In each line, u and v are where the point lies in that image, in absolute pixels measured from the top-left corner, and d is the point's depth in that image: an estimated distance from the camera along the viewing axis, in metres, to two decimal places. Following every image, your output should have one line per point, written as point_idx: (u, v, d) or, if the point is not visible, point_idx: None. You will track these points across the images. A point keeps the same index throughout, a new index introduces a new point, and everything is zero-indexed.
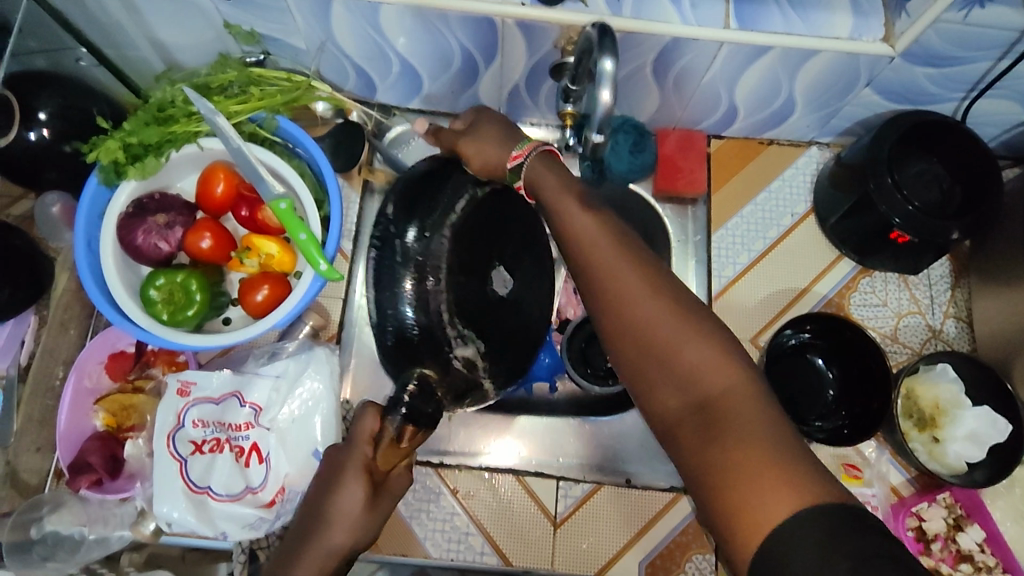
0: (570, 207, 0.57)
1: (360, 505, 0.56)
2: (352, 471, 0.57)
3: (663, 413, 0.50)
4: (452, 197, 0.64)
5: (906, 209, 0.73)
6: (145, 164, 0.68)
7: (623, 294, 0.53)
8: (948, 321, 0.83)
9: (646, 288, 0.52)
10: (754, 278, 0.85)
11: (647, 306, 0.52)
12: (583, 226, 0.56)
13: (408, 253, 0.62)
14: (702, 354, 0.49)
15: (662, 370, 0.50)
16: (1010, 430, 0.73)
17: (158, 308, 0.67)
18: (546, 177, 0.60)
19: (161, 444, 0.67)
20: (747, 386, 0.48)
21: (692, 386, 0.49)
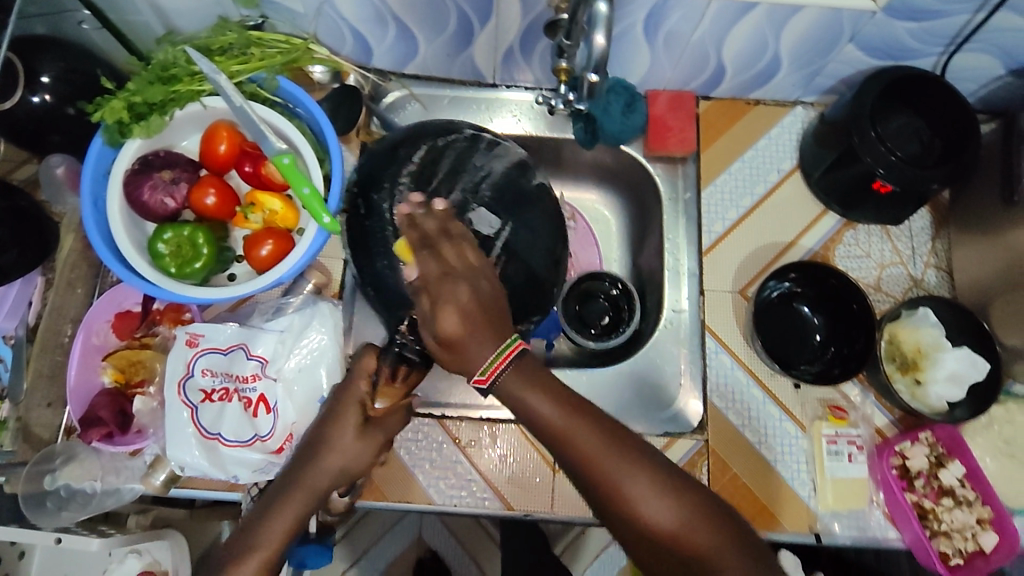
0: (534, 399, 0.56)
1: (359, 432, 0.63)
2: (349, 407, 0.64)
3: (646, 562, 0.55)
4: (408, 151, 0.72)
5: (889, 159, 0.76)
6: (149, 122, 0.70)
7: (595, 462, 0.55)
8: (929, 271, 0.86)
9: (604, 451, 0.55)
10: (743, 233, 0.88)
11: (625, 480, 0.54)
12: (553, 422, 0.56)
13: (375, 208, 0.70)
14: (685, 519, 0.54)
15: (649, 536, 0.54)
16: (987, 369, 0.76)
17: (166, 261, 0.68)
18: (513, 386, 0.57)
19: (172, 391, 0.68)
20: (732, 539, 0.54)
21: (681, 557, 0.54)
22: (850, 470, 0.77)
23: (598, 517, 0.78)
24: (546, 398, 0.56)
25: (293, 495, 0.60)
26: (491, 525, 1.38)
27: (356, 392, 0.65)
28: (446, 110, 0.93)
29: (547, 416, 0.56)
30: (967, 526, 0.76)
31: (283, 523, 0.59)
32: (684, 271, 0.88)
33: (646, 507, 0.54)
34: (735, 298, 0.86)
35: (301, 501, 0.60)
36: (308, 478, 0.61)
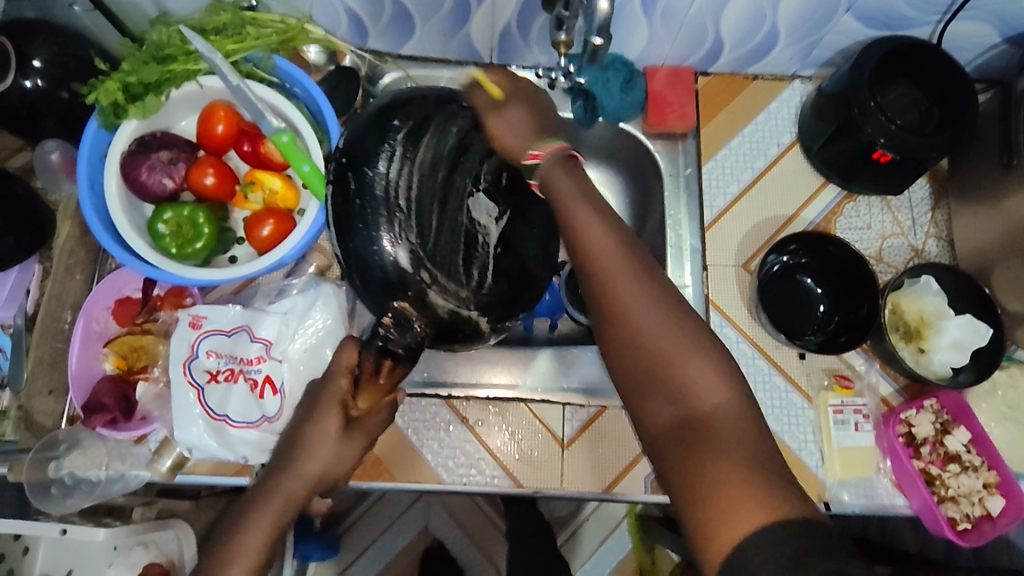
0: (579, 195, 0.56)
1: (338, 434, 0.61)
2: (326, 406, 0.61)
3: (650, 422, 0.52)
4: (404, 119, 0.64)
5: (889, 128, 0.75)
6: (145, 102, 0.69)
7: (619, 294, 0.53)
8: (929, 241, 0.87)
9: (652, 288, 0.53)
10: (744, 208, 0.88)
11: (645, 311, 0.52)
12: (591, 224, 0.55)
13: (370, 185, 0.61)
14: (700, 367, 0.51)
15: (654, 377, 0.52)
16: (991, 333, 0.77)
17: (166, 241, 0.68)
18: (562, 191, 0.57)
19: (177, 371, 0.68)
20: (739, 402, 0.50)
21: (686, 400, 0.50)
22: (856, 439, 0.78)
23: (608, 491, 0.77)
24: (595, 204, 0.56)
25: (270, 503, 0.59)
26: (496, 514, 1.37)
27: (334, 391, 0.62)
28: None
29: (579, 212, 0.55)
30: (973, 491, 0.76)
31: (257, 537, 0.57)
32: (687, 249, 0.87)
33: (662, 340, 0.52)
34: (737, 272, 0.86)
35: (279, 510, 0.59)
36: (281, 486, 0.59)
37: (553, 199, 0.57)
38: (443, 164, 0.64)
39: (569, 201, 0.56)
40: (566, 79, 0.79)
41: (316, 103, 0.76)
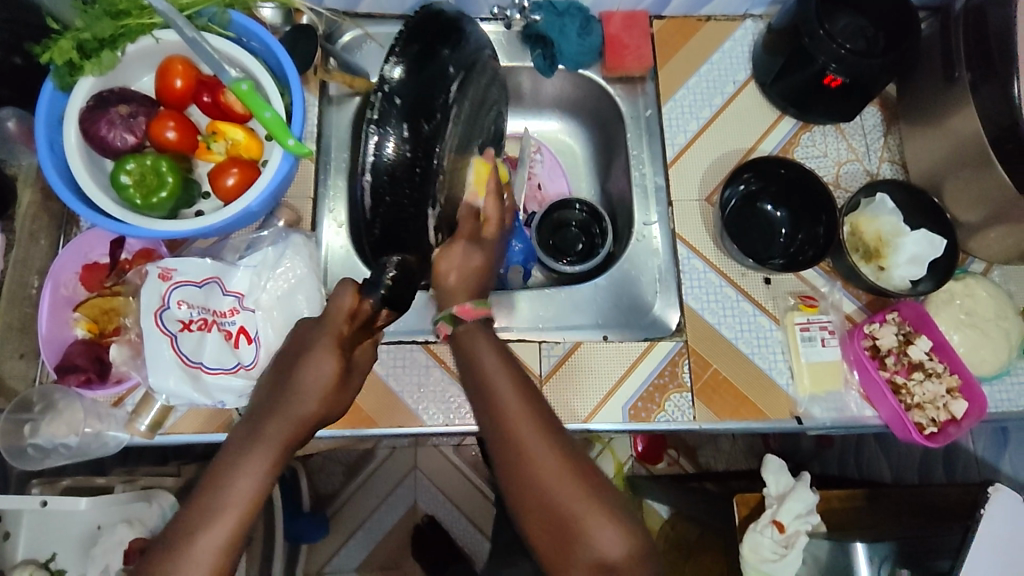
0: (498, 365, 0.59)
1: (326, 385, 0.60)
2: (325, 347, 0.60)
3: None
4: (449, 61, 0.64)
5: (837, 52, 0.78)
6: (101, 58, 0.69)
7: (525, 444, 0.55)
8: (883, 165, 0.90)
9: (556, 449, 0.55)
10: (706, 142, 0.90)
11: (566, 478, 0.54)
12: (514, 397, 0.57)
13: (417, 120, 0.60)
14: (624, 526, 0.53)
15: (576, 543, 0.53)
16: (945, 245, 0.80)
17: (131, 192, 0.66)
18: (475, 342, 0.61)
19: (149, 321, 0.67)
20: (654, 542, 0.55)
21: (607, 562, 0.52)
22: (824, 354, 0.80)
23: (586, 422, 0.79)
24: (515, 376, 0.59)
25: (257, 451, 0.57)
26: (486, 485, 1.38)
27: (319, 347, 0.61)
28: None
29: (494, 378, 0.58)
30: (938, 396, 0.79)
31: (249, 481, 0.55)
32: (651, 190, 0.90)
33: (580, 510, 0.53)
34: (701, 206, 0.87)
35: (270, 458, 0.57)
36: (268, 432, 0.58)
37: (466, 356, 0.61)
38: (469, 115, 0.68)
39: (491, 376, 0.58)
40: (520, 15, 0.91)
41: (274, 55, 0.76)
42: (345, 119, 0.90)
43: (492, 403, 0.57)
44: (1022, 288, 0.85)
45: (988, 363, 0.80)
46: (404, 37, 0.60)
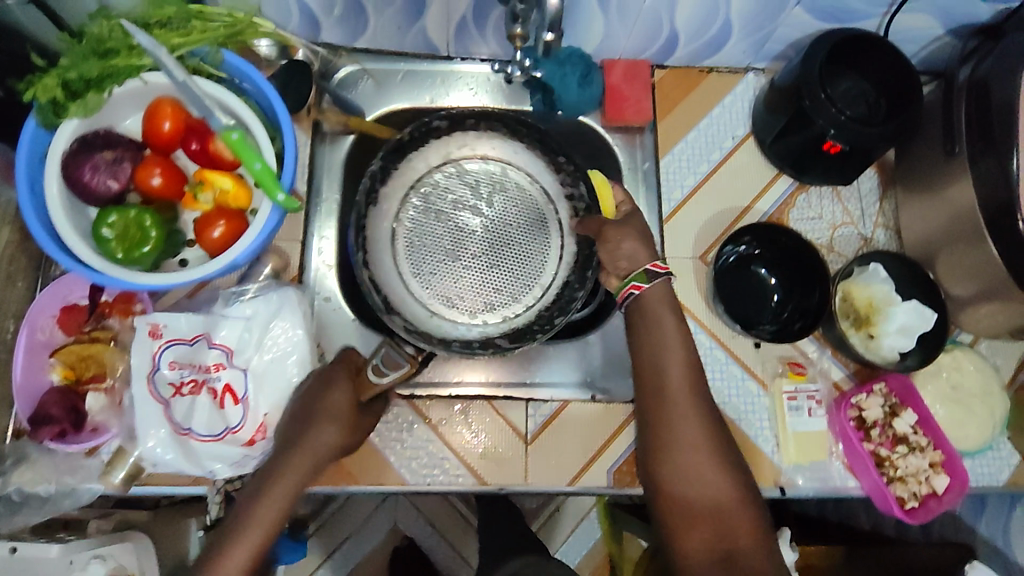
0: (679, 356, 0.70)
1: (335, 446, 0.65)
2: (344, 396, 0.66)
3: (691, 552, 0.63)
4: None
5: (838, 118, 0.77)
6: (86, 100, 0.66)
7: (676, 400, 0.68)
8: (878, 231, 0.90)
9: (700, 413, 0.68)
10: (702, 199, 0.89)
11: (707, 463, 0.66)
12: (681, 390, 0.69)
13: None
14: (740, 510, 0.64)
15: (702, 523, 0.64)
16: (935, 318, 0.80)
17: (112, 246, 0.64)
18: (652, 307, 0.72)
19: (139, 385, 0.67)
20: (763, 532, 0.64)
21: (725, 539, 0.63)
22: (811, 424, 0.80)
23: (572, 485, 0.78)
24: (695, 383, 0.69)
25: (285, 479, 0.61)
26: (467, 511, 1.38)
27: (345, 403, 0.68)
28: (400, 86, 0.91)
29: (665, 348, 0.70)
30: (920, 470, 0.79)
31: (273, 506, 0.60)
32: None
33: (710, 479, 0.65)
34: (695, 264, 0.87)
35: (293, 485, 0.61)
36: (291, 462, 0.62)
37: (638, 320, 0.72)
38: None
39: (668, 364, 0.70)
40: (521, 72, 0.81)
41: (267, 98, 0.74)
42: (338, 158, 0.89)
43: (667, 391, 0.69)
44: (1009, 362, 0.85)
45: (971, 438, 0.81)
46: None
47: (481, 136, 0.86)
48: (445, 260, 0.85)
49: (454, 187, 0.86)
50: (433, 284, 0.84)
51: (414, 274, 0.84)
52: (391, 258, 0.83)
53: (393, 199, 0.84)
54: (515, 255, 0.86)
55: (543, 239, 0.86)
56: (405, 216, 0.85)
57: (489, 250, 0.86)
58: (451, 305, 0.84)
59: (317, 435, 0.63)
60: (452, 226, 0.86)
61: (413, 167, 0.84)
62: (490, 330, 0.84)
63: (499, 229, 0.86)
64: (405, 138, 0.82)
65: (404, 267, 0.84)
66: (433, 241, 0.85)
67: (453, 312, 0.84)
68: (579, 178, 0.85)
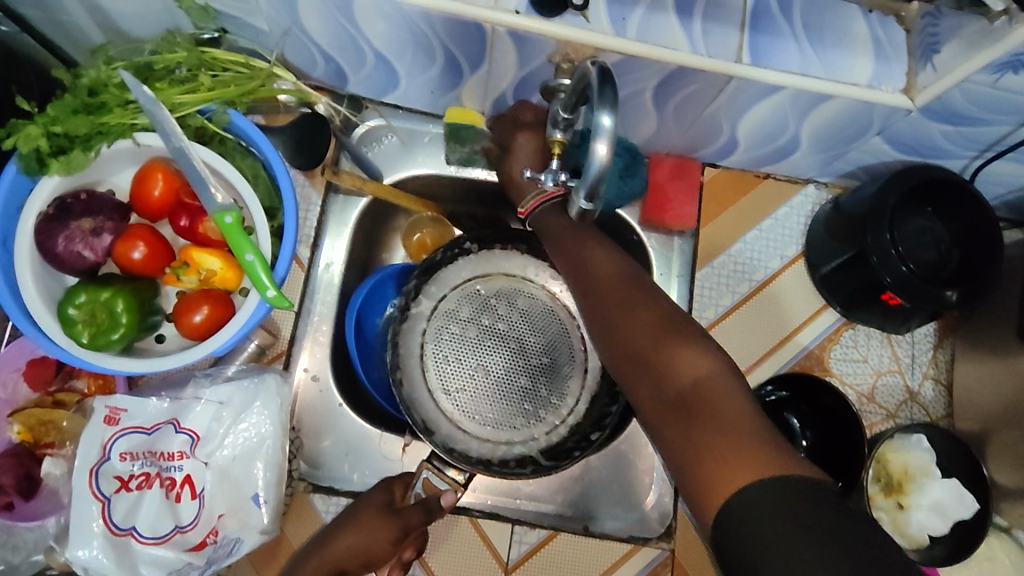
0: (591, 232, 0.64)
1: (358, 557, 0.65)
2: (371, 506, 0.67)
3: (645, 406, 0.54)
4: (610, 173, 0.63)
5: (900, 270, 0.69)
6: (69, 157, 0.59)
7: (598, 272, 0.61)
8: (926, 384, 0.81)
9: (629, 279, 0.60)
10: (737, 322, 0.81)
11: (634, 315, 0.57)
12: (592, 261, 0.62)
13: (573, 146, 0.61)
14: (681, 350, 0.53)
15: (638, 371, 0.54)
16: (976, 506, 0.71)
17: (78, 328, 0.59)
18: (550, 215, 0.66)
19: (82, 480, 0.60)
20: (718, 370, 0.52)
21: (669, 383, 0.52)
22: None
23: None
24: (604, 248, 0.63)
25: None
26: None
27: (375, 542, 0.65)
28: (427, 149, 0.83)
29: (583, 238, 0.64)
30: None
31: None
32: None
33: (646, 334, 0.55)
34: None
35: None
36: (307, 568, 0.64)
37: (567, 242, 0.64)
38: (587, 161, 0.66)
39: (580, 241, 0.63)
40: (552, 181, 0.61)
41: (273, 168, 0.67)
42: (346, 223, 0.81)
43: (584, 264, 0.63)
44: None
45: None
46: (572, 101, 0.60)
47: (507, 253, 0.80)
48: (475, 370, 0.77)
49: (471, 305, 0.79)
50: (461, 397, 0.77)
51: (441, 386, 0.76)
52: (418, 371, 0.76)
53: (425, 312, 0.78)
54: (542, 370, 0.78)
55: (570, 356, 0.79)
56: (436, 327, 0.77)
57: (521, 365, 0.78)
58: (480, 421, 0.76)
59: (337, 545, 0.65)
60: (485, 335, 0.78)
61: (444, 282, 0.79)
62: (525, 448, 0.77)
63: (526, 344, 0.78)
64: (437, 255, 0.78)
65: (432, 377, 0.77)
66: (458, 357, 0.77)
67: (489, 432, 0.76)
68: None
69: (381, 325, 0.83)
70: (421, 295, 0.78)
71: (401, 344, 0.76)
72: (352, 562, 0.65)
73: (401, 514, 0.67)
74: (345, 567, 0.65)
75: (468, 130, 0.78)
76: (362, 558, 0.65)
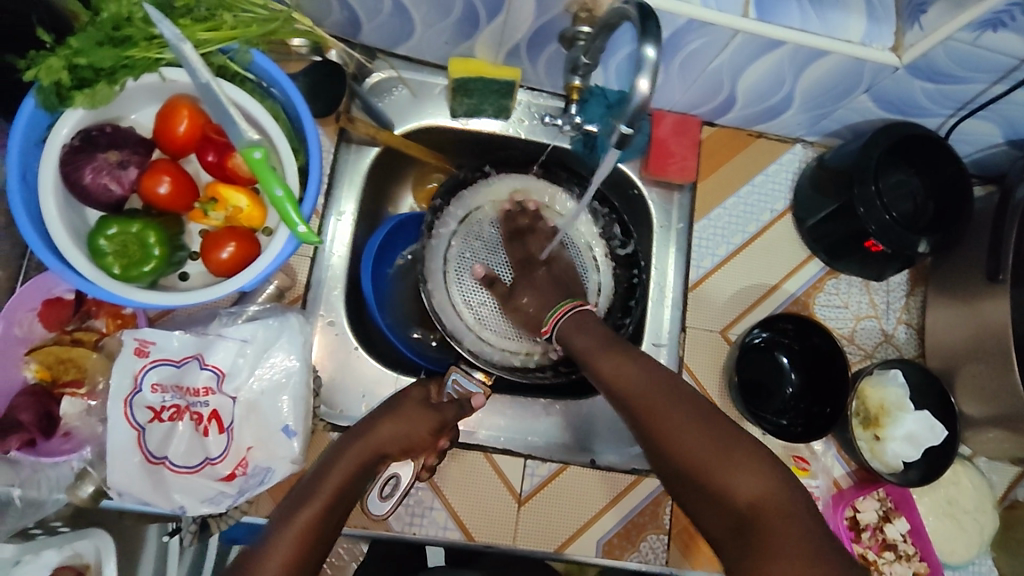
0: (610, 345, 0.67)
1: (399, 443, 0.68)
2: (412, 398, 0.71)
3: (717, 535, 0.56)
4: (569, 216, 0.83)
5: (883, 218, 0.74)
6: (94, 90, 0.58)
7: (617, 385, 0.64)
8: (900, 327, 0.88)
9: (648, 383, 0.63)
10: (729, 273, 0.87)
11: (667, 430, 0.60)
12: (620, 381, 0.64)
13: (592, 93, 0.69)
14: (734, 464, 0.56)
15: (696, 494, 0.58)
16: (945, 434, 0.79)
17: (108, 261, 0.59)
18: (570, 323, 0.71)
19: (116, 408, 0.61)
20: (761, 475, 0.56)
21: (725, 502, 0.56)
22: None
23: (559, 551, 0.77)
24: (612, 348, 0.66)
25: (351, 453, 0.65)
26: None
27: (417, 427, 0.69)
28: (436, 101, 0.85)
29: (592, 341, 0.68)
30: None
31: (337, 475, 0.63)
32: (668, 301, 0.86)
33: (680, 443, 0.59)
34: (717, 339, 0.85)
35: (356, 458, 0.65)
36: (352, 447, 0.66)
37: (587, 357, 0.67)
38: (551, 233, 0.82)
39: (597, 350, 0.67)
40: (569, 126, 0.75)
41: (295, 108, 0.68)
42: (359, 172, 0.82)
43: (614, 384, 0.64)
44: (1003, 479, 0.85)
45: (957, 553, 0.81)
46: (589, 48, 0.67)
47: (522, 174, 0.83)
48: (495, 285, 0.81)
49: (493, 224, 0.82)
50: (482, 311, 0.81)
51: (463, 301, 0.80)
52: (441, 282, 0.80)
53: (448, 232, 0.81)
54: None
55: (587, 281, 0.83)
56: (458, 243, 0.81)
57: None
58: (501, 332, 0.81)
59: (380, 429, 0.68)
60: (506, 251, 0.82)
61: (464, 202, 0.82)
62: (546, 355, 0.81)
63: None
64: (461, 176, 0.82)
65: (454, 291, 0.80)
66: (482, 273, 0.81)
67: (511, 342, 0.80)
68: (614, 221, 0.84)
69: (391, 274, 0.85)
70: (443, 214, 0.81)
71: (426, 258, 0.80)
72: (393, 447, 0.68)
73: (440, 409, 0.71)
74: (386, 452, 0.67)
75: (478, 82, 0.79)
76: (402, 443, 0.68)
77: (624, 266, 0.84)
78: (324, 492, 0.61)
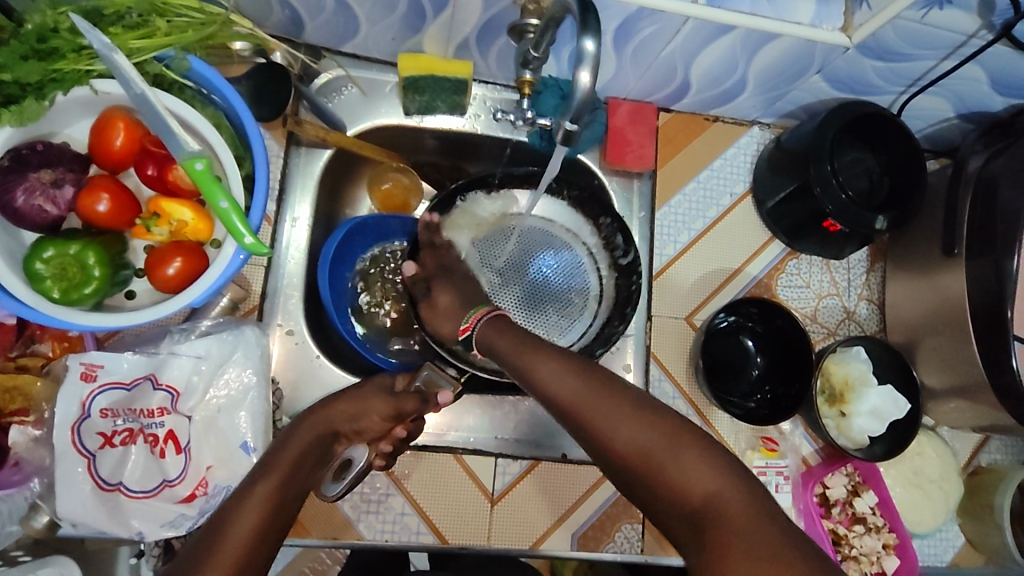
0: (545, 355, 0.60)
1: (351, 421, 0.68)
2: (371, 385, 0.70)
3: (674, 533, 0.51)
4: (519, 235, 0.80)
5: (839, 198, 0.74)
6: (22, 106, 0.56)
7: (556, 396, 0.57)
8: (861, 304, 0.89)
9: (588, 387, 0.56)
10: (692, 260, 0.87)
11: (616, 431, 0.53)
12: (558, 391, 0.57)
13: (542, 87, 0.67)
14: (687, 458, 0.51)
15: (648, 494, 0.52)
16: (907, 407, 0.80)
17: (47, 285, 0.57)
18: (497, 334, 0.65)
19: (64, 436, 0.59)
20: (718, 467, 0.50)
21: (679, 500, 0.50)
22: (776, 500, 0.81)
23: (535, 548, 0.76)
24: (547, 358, 0.60)
25: (301, 433, 0.63)
26: None
27: (370, 410, 0.68)
28: (388, 99, 0.83)
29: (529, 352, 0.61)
30: (874, 551, 0.81)
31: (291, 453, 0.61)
32: None
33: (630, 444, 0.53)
34: (683, 326, 0.85)
35: (308, 438, 0.63)
36: (306, 424, 0.65)
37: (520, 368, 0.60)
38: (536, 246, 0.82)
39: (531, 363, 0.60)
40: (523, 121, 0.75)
41: (236, 114, 0.65)
42: (312, 175, 0.80)
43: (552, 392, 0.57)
44: (965, 446, 0.88)
45: (924, 522, 0.83)
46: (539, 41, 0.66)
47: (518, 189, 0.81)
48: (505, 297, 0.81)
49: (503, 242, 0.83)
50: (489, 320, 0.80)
51: None
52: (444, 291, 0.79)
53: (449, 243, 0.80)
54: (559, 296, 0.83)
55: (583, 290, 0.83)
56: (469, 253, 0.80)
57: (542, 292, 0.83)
58: None
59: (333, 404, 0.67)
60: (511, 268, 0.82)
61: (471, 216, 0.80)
62: None
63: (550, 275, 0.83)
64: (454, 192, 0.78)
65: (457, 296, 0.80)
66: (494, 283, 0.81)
67: None
68: (615, 231, 0.80)
69: (350, 278, 0.83)
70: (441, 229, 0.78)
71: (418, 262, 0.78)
72: (344, 425, 0.67)
73: (399, 398, 0.70)
74: (336, 429, 0.67)
75: (430, 79, 0.78)
76: (355, 423, 0.68)
77: (624, 275, 0.81)
78: (280, 468, 0.58)
